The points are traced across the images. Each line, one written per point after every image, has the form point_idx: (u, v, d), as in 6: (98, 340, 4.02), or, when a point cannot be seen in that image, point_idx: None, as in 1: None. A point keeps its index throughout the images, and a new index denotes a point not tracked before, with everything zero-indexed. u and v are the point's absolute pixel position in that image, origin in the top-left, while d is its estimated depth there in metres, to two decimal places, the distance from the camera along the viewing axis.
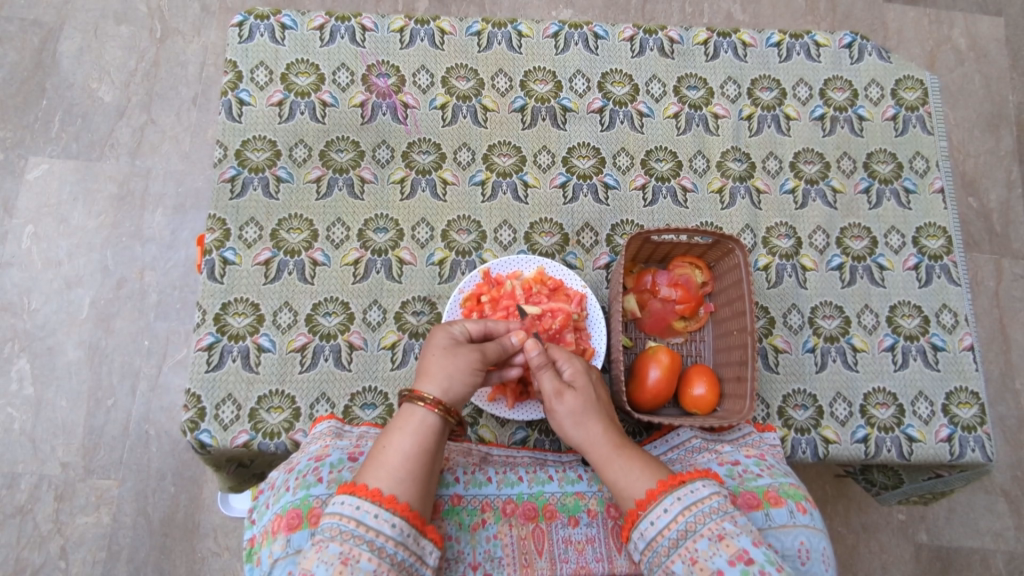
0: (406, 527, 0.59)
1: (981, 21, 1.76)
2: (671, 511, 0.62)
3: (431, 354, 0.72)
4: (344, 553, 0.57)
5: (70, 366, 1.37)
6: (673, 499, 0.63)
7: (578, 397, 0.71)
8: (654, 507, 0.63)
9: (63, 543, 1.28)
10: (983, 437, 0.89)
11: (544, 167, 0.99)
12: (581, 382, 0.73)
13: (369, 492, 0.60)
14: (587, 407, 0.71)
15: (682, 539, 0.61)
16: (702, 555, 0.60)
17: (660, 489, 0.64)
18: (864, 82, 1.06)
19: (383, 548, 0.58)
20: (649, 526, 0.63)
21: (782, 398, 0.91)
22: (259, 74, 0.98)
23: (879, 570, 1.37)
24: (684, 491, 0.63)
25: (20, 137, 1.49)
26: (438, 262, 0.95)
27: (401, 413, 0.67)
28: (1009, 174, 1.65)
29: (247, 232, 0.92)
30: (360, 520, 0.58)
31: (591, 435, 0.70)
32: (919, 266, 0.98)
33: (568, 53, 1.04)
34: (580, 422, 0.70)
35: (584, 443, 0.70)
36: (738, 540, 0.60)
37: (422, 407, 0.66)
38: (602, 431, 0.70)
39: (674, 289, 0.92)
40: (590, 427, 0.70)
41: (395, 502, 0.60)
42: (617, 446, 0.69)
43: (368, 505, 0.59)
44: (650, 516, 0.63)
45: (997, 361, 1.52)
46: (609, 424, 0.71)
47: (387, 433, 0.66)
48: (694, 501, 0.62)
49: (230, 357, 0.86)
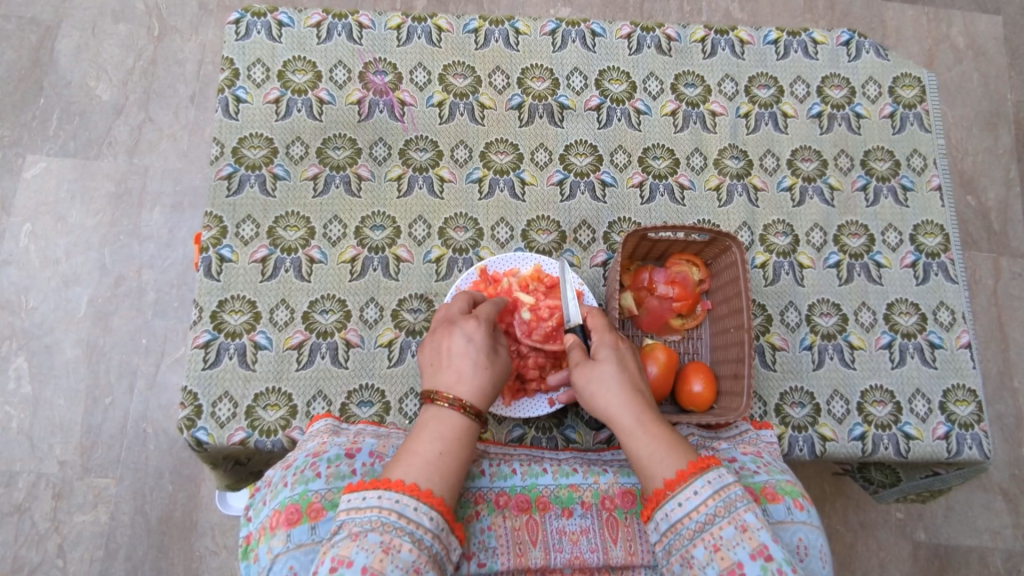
0: (442, 521, 0.60)
1: (980, 20, 1.76)
2: (702, 494, 0.62)
3: (473, 364, 0.70)
4: (385, 542, 0.57)
5: (67, 365, 1.37)
6: (704, 482, 0.63)
7: (604, 365, 0.71)
8: (684, 489, 0.63)
9: (60, 541, 1.28)
10: (980, 434, 0.89)
11: (542, 164, 0.99)
12: (605, 351, 0.73)
13: (406, 486, 0.60)
14: (613, 375, 0.71)
15: (709, 524, 0.61)
16: (725, 544, 0.60)
17: (692, 471, 0.63)
18: (862, 79, 1.06)
19: (421, 540, 0.58)
20: (676, 508, 0.62)
21: (779, 395, 0.91)
22: (256, 71, 0.98)
23: (877, 568, 1.37)
24: (713, 475, 0.63)
25: (17, 135, 1.49)
26: (436, 259, 0.95)
27: (446, 420, 0.66)
28: (1007, 172, 1.65)
29: (244, 229, 0.91)
30: (400, 513, 0.58)
31: (614, 403, 0.69)
32: (917, 264, 0.98)
33: (566, 51, 1.04)
34: (604, 391, 0.70)
35: (607, 412, 0.69)
36: (760, 534, 0.60)
37: (478, 422, 0.67)
38: (629, 401, 0.69)
39: (671, 286, 0.92)
40: (614, 393, 0.69)
41: (433, 496, 0.60)
42: (643, 416, 0.68)
43: (408, 499, 0.59)
44: (679, 497, 0.62)
45: (995, 359, 1.52)
46: (636, 394, 0.69)
47: (438, 440, 0.64)
48: (723, 487, 0.63)
49: (226, 354, 0.86)
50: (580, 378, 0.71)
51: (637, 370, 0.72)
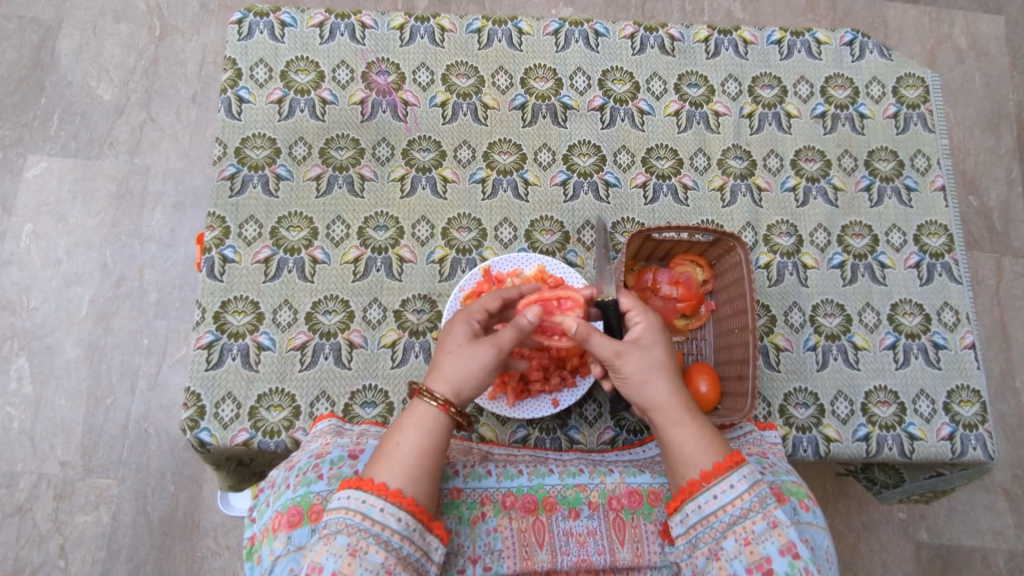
0: (412, 522, 0.59)
1: (982, 20, 1.76)
2: (737, 488, 0.63)
3: (444, 353, 0.71)
4: (352, 544, 0.57)
5: (69, 365, 1.37)
6: (740, 477, 0.63)
7: (652, 352, 0.72)
8: (720, 482, 0.63)
9: (62, 542, 1.28)
10: (984, 435, 0.89)
11: (545, 165, 0.99)
12: (650, 337, 0.73)
13: (374, 486, 0.60)
14: (658, 361, 0.71)
15: (742, 518, 0.62)
16: (756, 538, 0.61)
17: (728, 464, 0.64)
18: (865, 79, 1.06)
19: (389, 541, 0.58)
20: (710, 500, 0.63)
21: (783, 396, 0.91)
22: (259, 72, 0.97)
23: (879, 568, 1.37)
24: (750, 471, 0.64)
25: (18, 135, 1.49)
26: (439, 259, 0.94)
27: (416, 410, 0.67)
28: (1009, 172, 1.65)
29: (247, 230, 0.91)
30: (366, 514, 0.59)
31: (662, 388, 0.70)
32: (921, 264, 0.98)
33: (568, 51, 1.04)
34: (652, 378, 0.70)
35: (652, 399, 0.70)
36: (790, 531, 0.61)
37: (437, 407, 0.66)
38: (672, 389, 0.70)
39: (675, 286, 0.92)
40: (662, 382, 0.70)
41: (401, 496, 0.60)
42: (687, 404, 0.69)
43: (374, 499, 0.59)
44: (714, 489, 0.63)
45: (998, 360, 1.52)
46: (678, 383, 0.71)
47: (403, 429, 0.65)
48: (757, 483, 0.63)
49: (229, 354, 0.86)
50: (630, 364, 0.70)
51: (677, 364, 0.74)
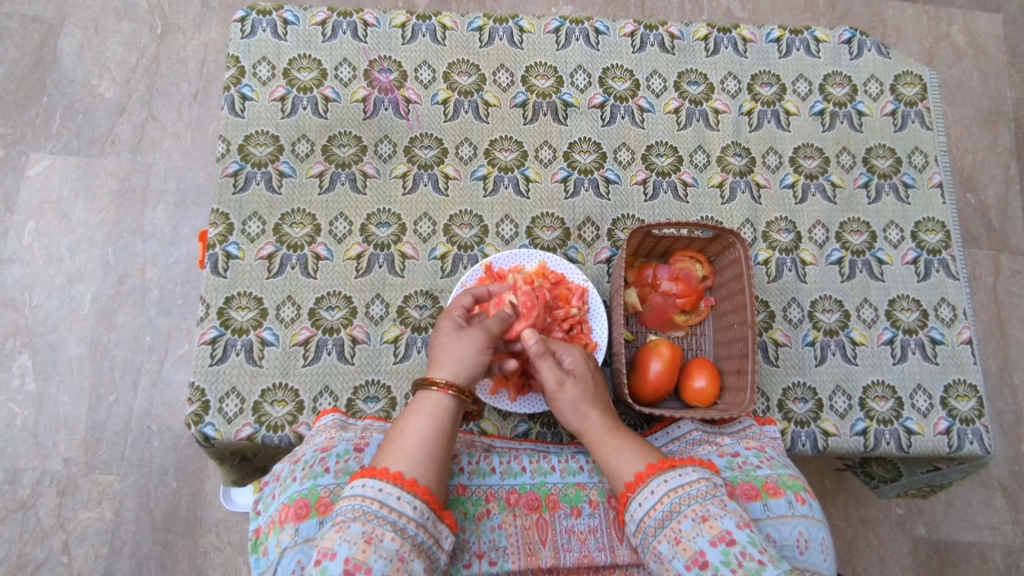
0: (426, 510, 0.61)
1: (980, 18, 1.77)
2: (657, 492, 0.65)
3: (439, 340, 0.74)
4: (367, 532, 0.58)
5: (71, 362, 1.37)
6: (660, 481, 0.65)
7: (582, 382, 0.74)
8: (642, 490, 0.66)
9: (65, 538, 1.29)
10: (981, 429, 0.90)
11: (545, 162, 1.00)
12: (582, 370, 0.75)
13: (391, 475, 0.61)
14: (591, 391, 0.74)
15: (667, 520, 0.64)
16: (685, 535, 0.62)
17: (649, 472, 0.66)
18: (864, 77, 1.07)
19: (404, 529, 0.59)
20: (638, 508, 0.65)
21: (782, 390, 0.91)
22: (262, 69, 0.98)
23: (877, 564, 1.38)
24: (672, 474, 0.66)
25: (20, 133, 1.49)
26: (441, 256, 0.95)
27: (427, 399, 0.68)
28: (1007, 170, 1.66)
29: (250, 226, 0.92)
30: (383, 501, 0.59)
31: (594, 417, 0.73)
32: (918, 260, 0.99)
33: (569, 48, 1.04)
34: (580, 413, 0.73)
35: (580, 425, 0.73)
36: (722, 521, 0.62)
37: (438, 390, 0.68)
38: (600, 415, 0.73)
39: (675, 282, 0.92)
40: (587, 413, 0.73)
41: (416, 485, 0.61)
42: (613, 424, 0.73)
43: (390, 487, 0.60)
44: (638, 497, 0.66)
45: (995, 356, 1.53)
46: (607, 407, 0.74)
47: (414, 416, 0.67)
48: (680, 484, 0.65)
49: (234, 350, 0.87)
50: (564, 396, 0.73)
51: (603, 385, 0.77)
